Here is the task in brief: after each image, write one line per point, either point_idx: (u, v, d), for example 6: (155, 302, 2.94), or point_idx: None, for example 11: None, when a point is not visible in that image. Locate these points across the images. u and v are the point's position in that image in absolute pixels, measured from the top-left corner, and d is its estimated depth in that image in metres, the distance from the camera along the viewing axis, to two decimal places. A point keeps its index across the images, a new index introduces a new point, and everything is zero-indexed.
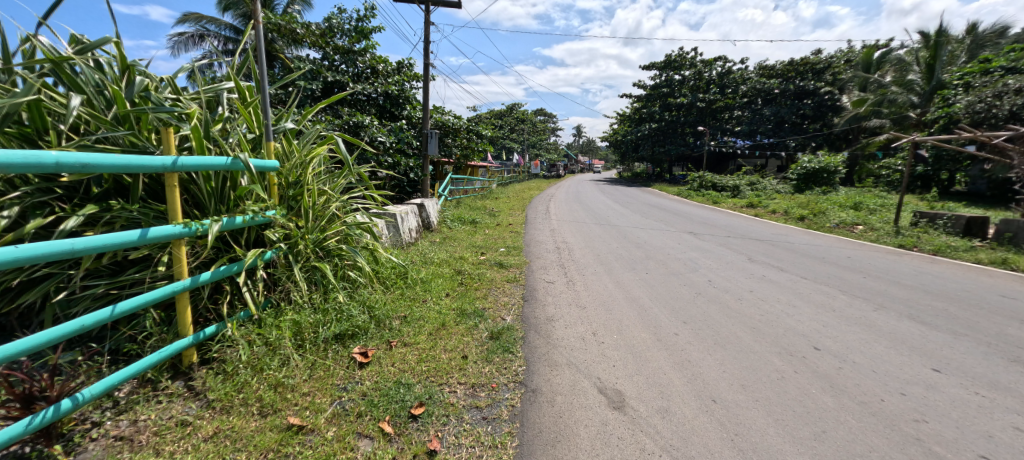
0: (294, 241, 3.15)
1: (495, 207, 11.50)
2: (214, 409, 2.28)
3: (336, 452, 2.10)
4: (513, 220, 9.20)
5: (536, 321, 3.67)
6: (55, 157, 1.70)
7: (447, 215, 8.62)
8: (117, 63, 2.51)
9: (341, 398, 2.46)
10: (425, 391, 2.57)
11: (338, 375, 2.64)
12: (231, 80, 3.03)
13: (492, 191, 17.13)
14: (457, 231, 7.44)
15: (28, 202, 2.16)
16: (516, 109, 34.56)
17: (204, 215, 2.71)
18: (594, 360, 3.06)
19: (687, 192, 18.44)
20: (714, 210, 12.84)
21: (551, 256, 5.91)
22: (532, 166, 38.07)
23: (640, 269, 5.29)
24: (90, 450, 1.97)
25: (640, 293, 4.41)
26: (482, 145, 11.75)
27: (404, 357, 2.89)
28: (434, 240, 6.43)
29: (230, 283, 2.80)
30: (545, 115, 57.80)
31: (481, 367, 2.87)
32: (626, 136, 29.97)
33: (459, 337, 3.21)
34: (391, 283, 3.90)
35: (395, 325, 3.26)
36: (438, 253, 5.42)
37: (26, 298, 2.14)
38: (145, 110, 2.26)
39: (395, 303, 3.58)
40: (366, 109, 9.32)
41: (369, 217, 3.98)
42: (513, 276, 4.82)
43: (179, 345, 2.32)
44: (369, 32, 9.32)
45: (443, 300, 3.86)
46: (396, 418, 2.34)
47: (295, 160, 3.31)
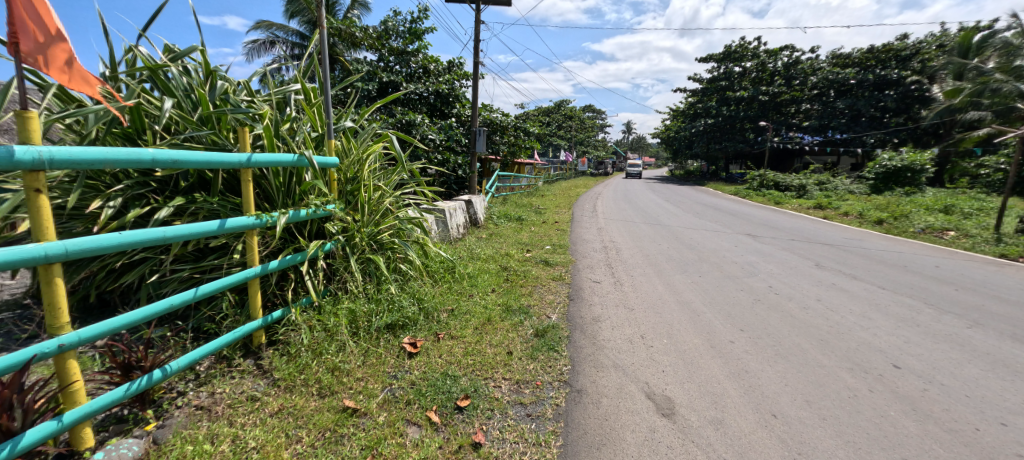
0: (351, 233, 3.37)
1: (541, 204, 11.56)
2: (279, 387, 2.48)
3: (385, 437, 2.23)
4: (560, 218, 9.24)
5: (582, 321, 3.70)
6: (152, 155, 1.89)
7: (494, 212, 8.78)
8: (202, 69, 2.76)
9: (392, 385, 2.61)
10: (471, 383, 2.68)
11: (389, 363, 2.80)
12: (298, 82, 3.27)
13: (538, 189, 17.21)
14: (504, 228, 7.55)
15: (129, 194, 2.44)
16: (563, 105, 34.17)
17: (273, 208, 2.94)
18: (641, 364, 3.07)
19: (745, 192, 17.78)
20: (777, 211, 12.32)
21: (597, 256, 5.91)
22: (579, 162, 37.49)
23: (692, 272, 5.19)
24: (175, 417, 2.20)
25: (692, 296, 4.35)
26: (529, 142, 11.80)
27: (451, 350, 3.01)
28: (480, 236, 6.57)
29: (295, 272, 3.04)
30: (595, 110, 57.10)
31: (526, 364, 2.95)
32: (681, 132, 28.98)
33: (504, 333, 3.31)
34: (439, 277, 4.06)
35: (443, 318, 3.40)
36: (485, 249, 5.53)
37: (126, 278, 2.44)
38: (224, 111, 2.48)
39: (443, 296, 3.72)
40: (418, 108, 9.64)
41: (420, 212, 4.17)
42: (558, 275, 4.87)
43: (250, 327, 2.54)
44: (422, 33, 9.60)
45: (489, 296, 3.96)
46: (443, 408, 2.46)
47: (352, 157, 3.52)
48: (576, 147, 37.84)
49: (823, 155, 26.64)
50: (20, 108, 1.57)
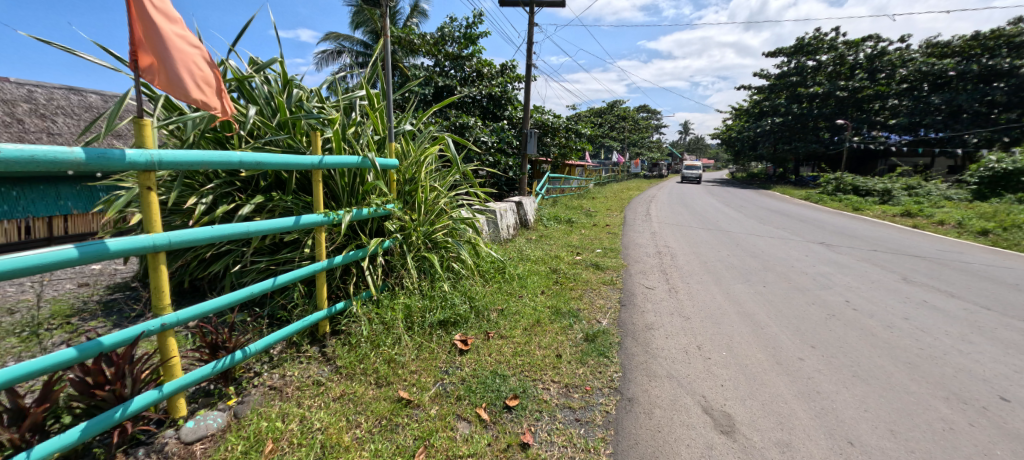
0: (408, 232, 3.55)
1: (592, 207, 11.51)
2: (341, 374, 2.67)
3: (437, 429, 2.34)
4: (611, 221, 9.17)
5: (634, 328, 3.70)
6: (240, 157, 2.09)
7: (544, 213, 8.86)
8: (280, 79, 3.03)
9: (443, 380, 2.74)
10: (520, 384, 2.76)
11: (441, 358, 2.93)
12: (363, 89, 3.49)
13: (589, 191, 17.09)
14: (553, 230, 7.60)
15: (218, 192, 2.77)
16: (617, 106, 33.64)
17: (339, 206, 3.17)
18: (698, 376, 3.02)
19: (820, 196, 16.80)
20: (857, 218, 11.55)
21: (650, 261, 5.85)
22: (633, 164, 36.72)
23: (756, 282, 5.01)
24: (252, 395, 2.42)
25: (755, 308, 4.22)
26: (581, 144, 11.75)
27: (500, 349, 3.11)
28: (530, 238, 6.67)
29: (356, 267, 3.26)
30: (651, 111, 55.60)
31: (574, 367, 3.00)
32: (744, 132, 27.71)
33: (553, 335, 3.36)
34: (489, 276, 4.17)
35: (492, 317, 3.50)
36: (534, 250, 5.61)
37: (214, 267, 2.78)
38: (299, 116, 2.70)
39: (494, 296, 3.83)
40: (471, 111, 9.88)
41: (472, 213, 4.32)
42: (609, 279, 4.87)
43: (317, 317, 2.75)
44: (476, 37, 9.83)
45: (538, 297, 4.03)
46: (492, 406, 2.55)
47: (410, 159, 3.71)
48: (631, 148, 37.08)
49: (910, 157, 24.49)
50: (137, 117, 1.82)
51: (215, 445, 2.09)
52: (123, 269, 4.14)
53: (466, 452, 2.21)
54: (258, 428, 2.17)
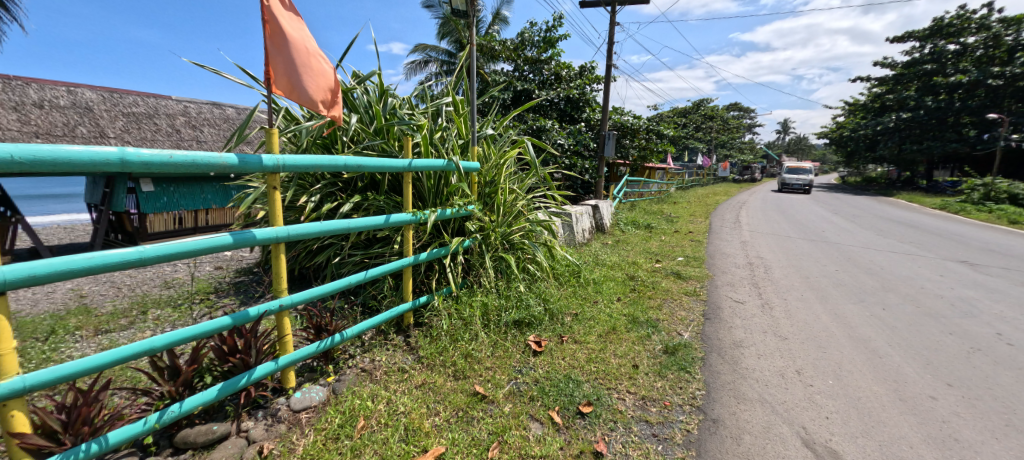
0: (487, 232, 3.73)
1: (673, 212, 11.15)
2: (423, 364, 2.88)
3: (510, 427, 2.42)
4: (693, 228, 8.85)
5: (720, 344, 3.53)
6: (344, 161, 2.33)
7: (621, 218, 8.78)
8: (378, 89, 3.33)
9: (517, 379, 2.83)
10: (594, 391, 2.76)
11: (515, 358, 3.05)
12: (450, 96, 3.75)
13: (670, 194, 16.53)
14: (631, 235, 7.50)
15: (324, 192, 3.18)
16: (705, 106, 32.18)
17: (425, 206, 3.46)
18: (797, 404, 2.78)
19: (958, 204, 14.69)
20: (1009, 233, 9.94)
21: (738, 272, 5.58)
22: (721, 167, 34.79)
23: (869, 302, 4.52)
24: (347, 374, 2.70)
25: (871, 332, 3.81)
26: (662, 146, 11.40)
27: (573, 354, 3.15)
28: (606, 243, 6.65)
29: (439, 264, 3.51)
30: (744, 108, 51.98)
31: (651, 379, 2.94)
32: (853, 132, 25.15)
33: (628, 344, 3.34)
34: (564, 279, 4.25)
35: (567, 321, 3.57)
36: (611, 256, 5.58)
37: (319, 257, 3.20)
38: (392, 123, 2.97)
39: (568, 300, 3.90)
40: (549, 114, 10.05)
41: (548, 216, 4.45)
42: (692, 290, 4.72)
43: (403, 308, 2.98)
44: (555, 40, 9.93)
45: (614, 304, 4.03)
46: (565, 410, 2.58)
47: (491, 162, 3.88)
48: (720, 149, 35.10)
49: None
50: (267, 126, 2.11)
51: (316, 416, 2.36)
52: (247, 257, 4.77)
53: (539, 453, 2.27)
54: (352, 405, 2.41)
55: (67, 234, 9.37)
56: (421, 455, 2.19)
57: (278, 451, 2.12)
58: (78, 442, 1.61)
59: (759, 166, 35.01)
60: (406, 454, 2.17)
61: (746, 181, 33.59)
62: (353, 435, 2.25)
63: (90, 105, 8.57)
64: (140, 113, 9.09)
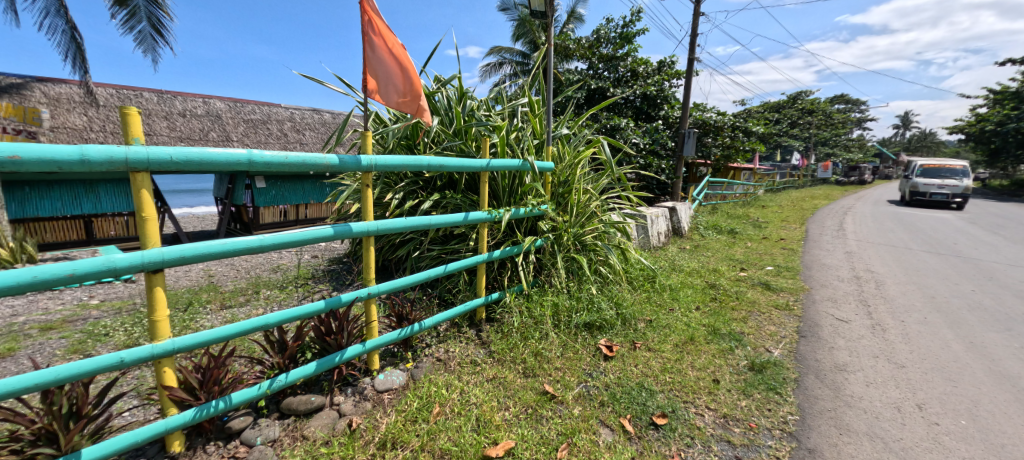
0: (559, 232, 3.79)
1: (762, 217, 10.44)
2: (494, 358, 2.99)
3: (580, 429, 2.40)
4: (784, 234, 8.23)
5: (820, 366, 3.13)
6: (428, 162, 2.51)
7: (702, 221, 8.43)
8: (457, 92, 3.52)
9: (586, 382, 2.80)
10: (669, 402, 2.64)
11: (585, 361, 3.01)
12: (525, 96, 3.86)
13: (758, 197, 15.50)
14: (712, 240, 7.18)
15: (406, 190, 3.42)
16: (802, 97, 29.54)
17: (500, 205, 3.60)
18: (918, 444, 2.40)
19: None
20: None
21: (837, 282, 5.10)
22: (821, 167, 30.73)
23: (1018, 331, 3.83)
24: (424, 362, 2.89)
25: (1012, 363, 3.25)
26: (750, 144, 10.72)
27: (647, 362, 3.03)
28: (684, 247, 6.45)
29: (511, 262, 3.61)
30: (850, 102, 47.23)
31: (734, 396, 2.73)
32: (990, 125, 21.85)
33: (709, 356, 3.13)
34: (637, 284, 4.18)
35: (640, 327, 3.46)
36: (689, 261, 5.39)
37: (401, 251, 3.45)
38: (470, 124, 3.13)
39: (642, 306, 3.79)
40: (623, 112, 9.94)
41: (623, 217, 4.41)
42: (783, 303, 4.23)
43: (477, 303, 3.12)
44: (632, 36, 9.75)
45: (693, 314, 3.79)
46: (638, 419, 2.50)
47: (566, 162, 3.95)
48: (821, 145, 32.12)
49: None
50: (363, 130, 2.33)
51: (397, 397, 2.55)
52: (341, 247, 5.23)
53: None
54: (428, 392, 2.56)
55: (200, 224, 10.83)
56: (492, 447, 2.25)
57: (363, 426, 2.32)
58: (208, 399, 1.89)
59: (869, 164, 31.42)
60: (477, 443, 2.24)
61: (851, 182, 30.52)
62: (429, 419, 2.38)
63: (219, 113, 9.77)
64: (257, 119, 10.16)
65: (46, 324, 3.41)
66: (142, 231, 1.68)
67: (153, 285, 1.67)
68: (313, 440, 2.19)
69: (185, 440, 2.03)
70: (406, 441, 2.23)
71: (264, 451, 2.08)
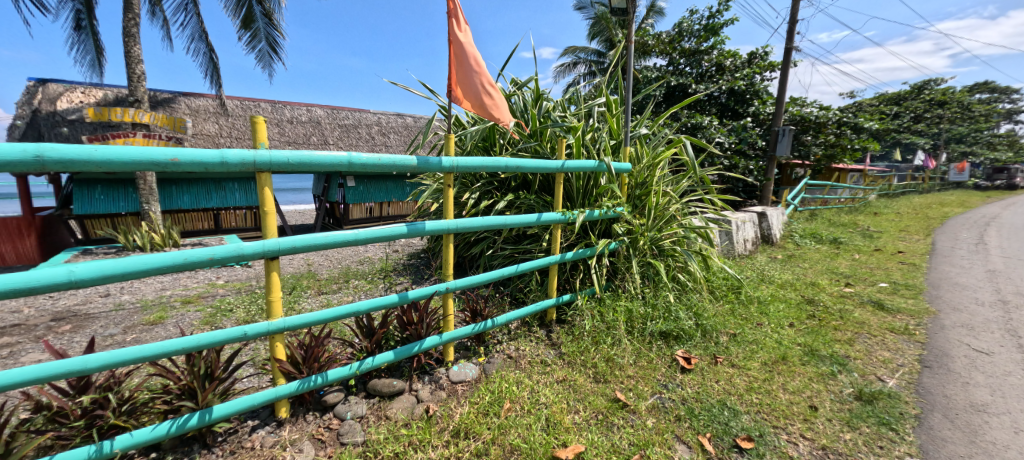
0: (635, 236, 3.75)
1: (872, 225, 9.40)
2: (565, 360, 3.04)
3: (654, 443, 2.37)
4: (899, 245, 7.37)
5: (948, 401, 2.78)
6: (505, 162, 2.61)
7: (798, 229, 7.82)
8: (534, 94, 3.62)
9: (661, 394, 2.76)
10: (755, 425, 2.52)
11: (661, 371, 2.96)
12: (603, 96, 3.88)
13: (872, 202, 13.93)
14: (809, 250, 6.64)
15: (482, 190, 3.58)
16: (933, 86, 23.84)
17: (574, 206, 3.65)
18: None
19: None
20: None
21: (966, 303, 4.48)
22: (959, 167, 25.92)
23: None
24: (496, 358, 3.01)
25: None
26: (858, 143, 9.69)
27: (730, 379, 2.91)
28: (774, 257, 6.05)
29: (584, 265, 3.63)
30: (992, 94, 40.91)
31: (835, 428, 2.52)
32: None
33: (804, 380, 2.90)
34: (720, 294, 4.02)
35: (722, 341, 3.32)
36: (782, 273, 5.02)
37: (476, 249, 3.61)
38: (547, 126, 3.21)
39: (724, 317, 3.64)
40: (707, 109, 9.57)
41: (705, 222, 4.26)
42: (899, 326, 3.79)
43: (548, 303, 3.19)
44: (719, 27, 9.31)
45: (785, 330, 3.55)
46: (719, 440, 2.42)
47: (644, 163, 3.91)
48: (954, 142, 28.03)
49: None
50: (446, 132, 2.48)
51: (470, 389, 2.69)
52: (422, 242, 5.53)
53: None
54: (500, 387, 2.66)
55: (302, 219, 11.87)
56: (561, 448, 2.30)
57: (439, 413, 2.47)
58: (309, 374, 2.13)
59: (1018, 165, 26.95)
60: (547, 444, 2.30)
61: (995, 186, 26.32)
62: (500, 413, 2.48)
63: (319, 119, 10.65)
64: (350, 124, 10.99)
65: (184, 299, 4.02)
66: (263, 223, 1.93)
67: (270, 270, 1.92)
68: (395, 421, 2.37)
69: (289, 407, 2.30)
70: (478, 432, 2.34)
71: (353, 425, 2.29)
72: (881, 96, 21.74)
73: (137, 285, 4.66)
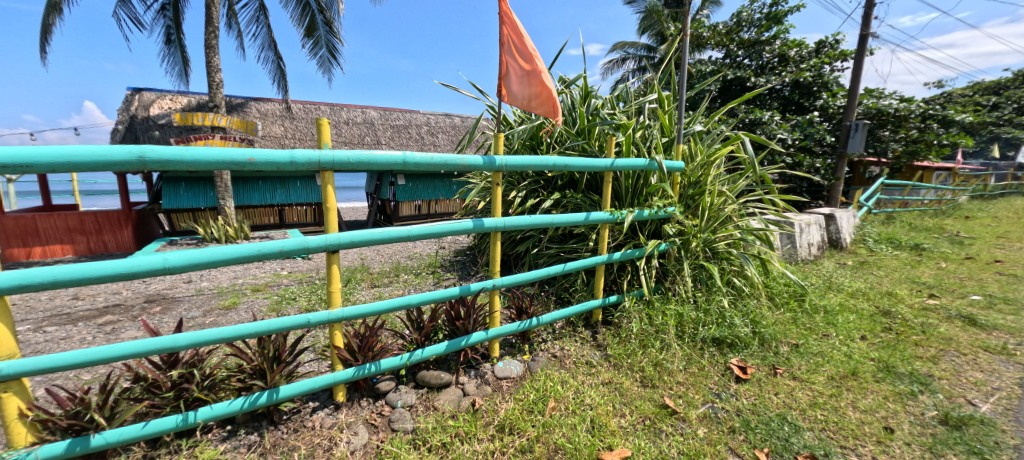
0: (687, 237, 3.68)
1: (961, 230, 8.59)
2: (610, 362, 3.04)
3: (705, 453, 2.34)
4: (992, 253, 6.70)
5: None
6: (553, 161, 2.64)
7: (873, 233, 7.29)
8: (582, 92, 3.64)
9: (713, 403, 2.70)
10: (819, 444, 2.41)
11: (713, 379, 2.90)
12: (654, 92, 3.83)
13: (964, 203, 12.67)
14: (885, 256, 6.17)
15: (527, 189, 3.64)
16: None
17: (623, 205, 3.63)
18: None
19: None
20: None
21: None
22: None
23: None
24: (540, 356, 3.05)
25: None
26: (946, 139, 8.84)
27: (792, 392, 2.80)
28: (844, 263, 5.68)
29: (632, 266, 3.60)
30: None
31: (914, 453, 2.37)
32: None
33: (879, 399, 2.74)
34: (781, 301, 3.85)
35: (783, 351, 3.19)
36: (853, 281, 4.72)
37: (522, 247, 3.67)
38: (596, 124, 3.22)
39: (784, 325, 3.49)
40: (768, 103, 9.15)
41: (765, 223, 4.10)
42: (992, 343, 3.46)
43: (593, 304, 3.20)
44: (782, 15, 8.88)
45: (858, 343, 3.34)
46: (777, 456, 2.34)
47: (698, 162, 3.83)
48: None
49: None
50: (496, 132, 2.55)
51: (514, 386, 2.75)
52: (468, 240, 5.65)
53: None
54: (544, 385, 2.71)
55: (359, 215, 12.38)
56: (607, 451, 2.31)
57: (485, 407, 2.54)
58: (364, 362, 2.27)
59: None
60: (592, 445, 2.32)
61: None
62: (545, 411, 2.52)
63: (373, 120, 11.10)
64: (398, 125, 11.40)
65: (254, 286, 4.35)
66: (326, 218, 2.08)
67: (331, 263, 2.06)
68: (442, 412, 2.47)
69: (346, 392, 2.45)
70: (523, 429, 2.39)
71: (403, 413, 2.41)
72: (978, 85, 19.66)
73: (212, 272, 5.07)
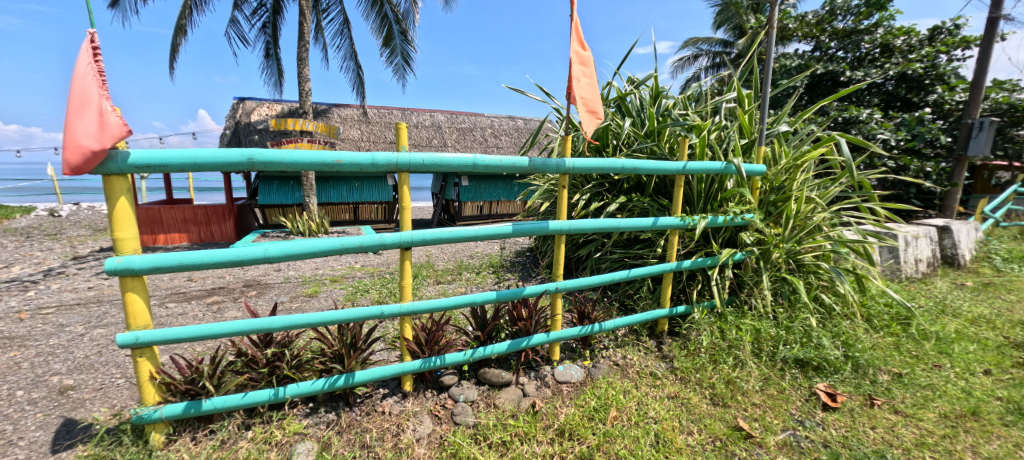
0: (766, 247, 3.50)
1: None
2: (676, 375, 2.97)
3: None
4: None
5: None
6: (622, 164, 2.63)
7: (1003, 250, 6.42)
8: (652, 92, 3.58)
9: (794, 430, 2.56)
10: None
11: (795, 405, 2.74)
12: (732, 92, 3.68)
13: None
14: (1016, 277, 5.41)
15: (591, 192, 3.65)
16: None
17: (694, 211, 3.53)
18: None
19: None
20: None
21: None
22: None
23: None
24: (601, 363, 3.05)
25: None
26: None
27: (893, 428, 2.56)
28: (961, 284, 5.06)
29: (703, 276, 3.49)
30: None
31: None
32: None
33: (1006, 446, 2.42)
34: (882, 324, 3.53)
35: (882, 381, 2.93)
36: (971, 305, 4.20)
37: (585, 250, 3.69)
38: (668, 126, 3.16)
39: (883, 351, 3.20)
40: (868, 99, 8.41)
41: (861, 235, 3.80)
42: None
43: (659, 313, 3.14)
44: (886, 1, 8.15)
45: (985, 379, 2.96)
46: None
47: (782, 166, 3.64)
48: None
49: None
50: (564, 135, 2.59)
51: (574, 391, 2.78)
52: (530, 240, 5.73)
53: None
54: (606, 393, 2.70)
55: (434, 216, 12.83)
56: None
57: (545, 410, 2.59)
58: (430, 355, 2.41)
59: None
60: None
61: None
62: (606, 420, 2.52)
63: (439, 123, 11.53)
64: (464, 128, 11.75)
65: (333, 277, 4.71)
66: (401, 216, 2.23)
67: (404, 259, 2.21)
68: (502, 410, 2.55)
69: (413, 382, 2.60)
70: (584, 436, 2.40)
71: (465, 407, 2.51)
72: None
73: (299, 261, 5.54)
